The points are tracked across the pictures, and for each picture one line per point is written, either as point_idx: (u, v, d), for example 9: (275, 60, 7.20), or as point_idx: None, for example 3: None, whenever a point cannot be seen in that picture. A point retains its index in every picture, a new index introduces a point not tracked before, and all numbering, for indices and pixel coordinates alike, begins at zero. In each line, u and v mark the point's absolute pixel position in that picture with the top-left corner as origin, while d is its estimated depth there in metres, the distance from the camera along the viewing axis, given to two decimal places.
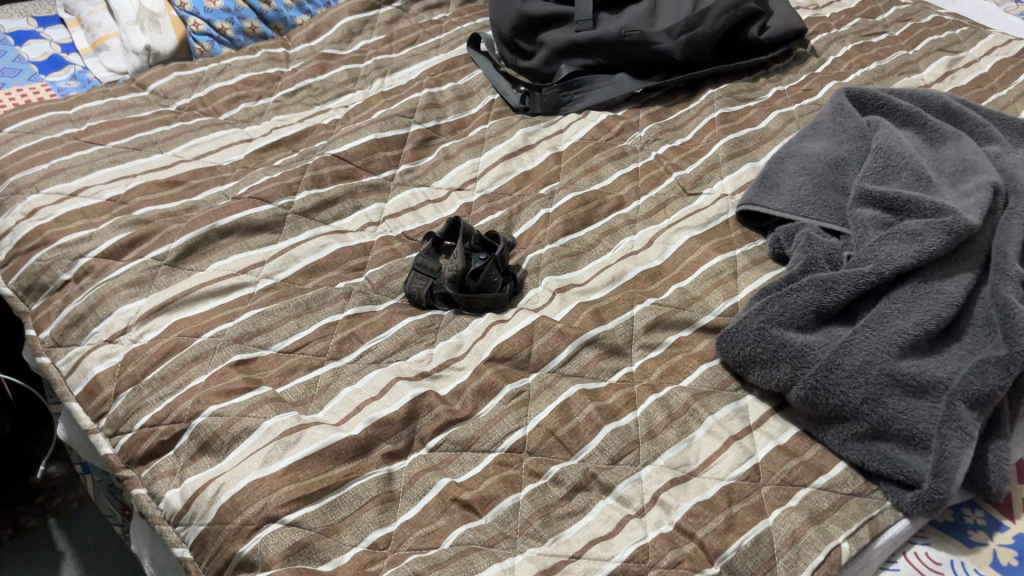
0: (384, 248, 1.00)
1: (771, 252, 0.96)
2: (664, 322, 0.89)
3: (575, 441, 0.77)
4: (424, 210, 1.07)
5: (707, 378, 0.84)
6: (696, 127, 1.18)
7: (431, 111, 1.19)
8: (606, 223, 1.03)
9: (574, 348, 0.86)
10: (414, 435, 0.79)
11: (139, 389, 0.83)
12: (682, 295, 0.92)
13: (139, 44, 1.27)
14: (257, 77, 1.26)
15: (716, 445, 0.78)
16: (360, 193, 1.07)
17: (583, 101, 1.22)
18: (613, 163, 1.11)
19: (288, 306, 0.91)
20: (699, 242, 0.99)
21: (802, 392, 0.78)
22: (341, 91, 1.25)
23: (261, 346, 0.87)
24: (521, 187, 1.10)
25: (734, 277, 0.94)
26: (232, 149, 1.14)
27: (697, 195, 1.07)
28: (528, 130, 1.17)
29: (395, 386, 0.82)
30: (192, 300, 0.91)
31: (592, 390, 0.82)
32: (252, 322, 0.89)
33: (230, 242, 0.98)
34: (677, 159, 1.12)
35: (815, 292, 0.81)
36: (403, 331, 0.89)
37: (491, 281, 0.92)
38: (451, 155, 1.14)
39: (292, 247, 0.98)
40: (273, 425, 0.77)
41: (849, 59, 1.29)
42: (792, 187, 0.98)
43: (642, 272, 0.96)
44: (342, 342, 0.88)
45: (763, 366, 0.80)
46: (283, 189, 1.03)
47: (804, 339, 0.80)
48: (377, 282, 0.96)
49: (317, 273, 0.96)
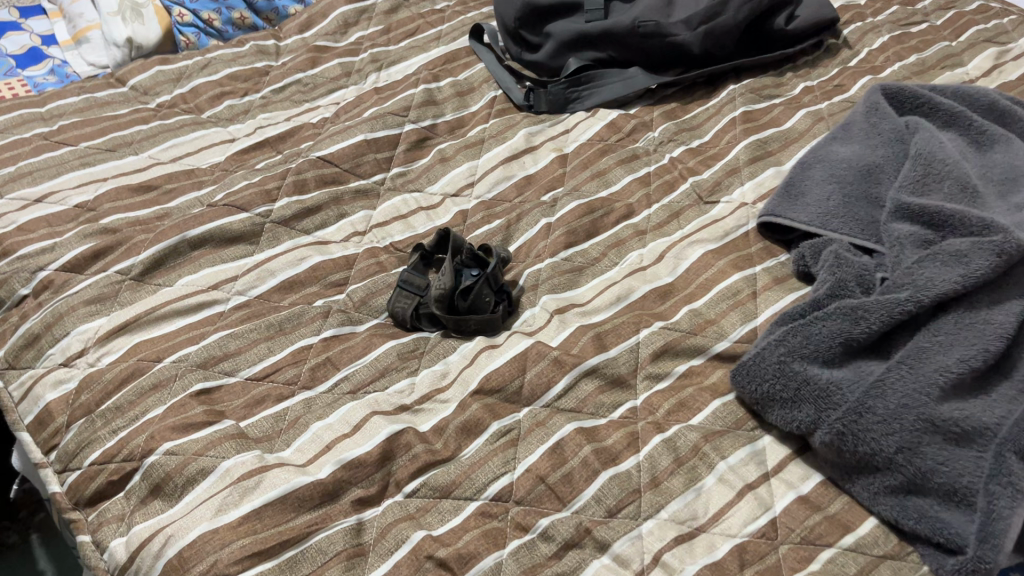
0: (368, 260, 0.92)
1: (795, 269, 0.87)
2: (673, 349, 0.80)
3: (568, 490, 0.68)
4: (416, 217, 0.98)
5: (720, 416, 0.75)
6: (715, 127, 1.08)
7: (427, 109, 1.10)
8: (614, 234, 0.94)
9: (572, 379, 0.77)
10: (388, 479, 0.71)
11: (91, 420, 0.76)
12: (695, 318, 0.83)
13: (120, 37, 1.20)
14: (243, 72, 1.17)
15: (728, 495, 0.69)
16: (346, 200, 0.98)
17: (592, 98, 1.12)
18: (622, 167, 1.02)
19: (259, 328, 0.83)
20: (715, 257, 0.89)
21: (826, 438, 0.68)
22: (333, 87, 1.17)
23: (226, 372, 0.79)
24: (522, 194, 1.01)
25: (753, 298, 0.85)
26: (212, 150, 1.06)
27: (714, 203, 0.97)
28: (531, 130, 1.08)
29: (370, 422, 0.74)
30: (155, 319, 0.84)
31: (590, 429, 0.73)
32: (219, 346, 0.81)
33: (202, 254, 0.90)
34: (694, 163, 1.02)
35: (843, 321, 0.72)
36: (384, 357, 0.81)
37: (482, 301, 0.83)
38: (446, 158, 1.05)
39: (269, 260, 0.90)
40: (232, 466, 0.70)
41: (886, 51, 1.18)
42: (819, 197, 0.88)
43: (651, 290, 0.87)
44: (316, 369, 0.80)
45: (784, 405, 0.71)
46: (262, 196, 0.95)
47: (830, 376, 0.70)
48: (358, 299, 0.88)
49: (294, 289, 0.88)
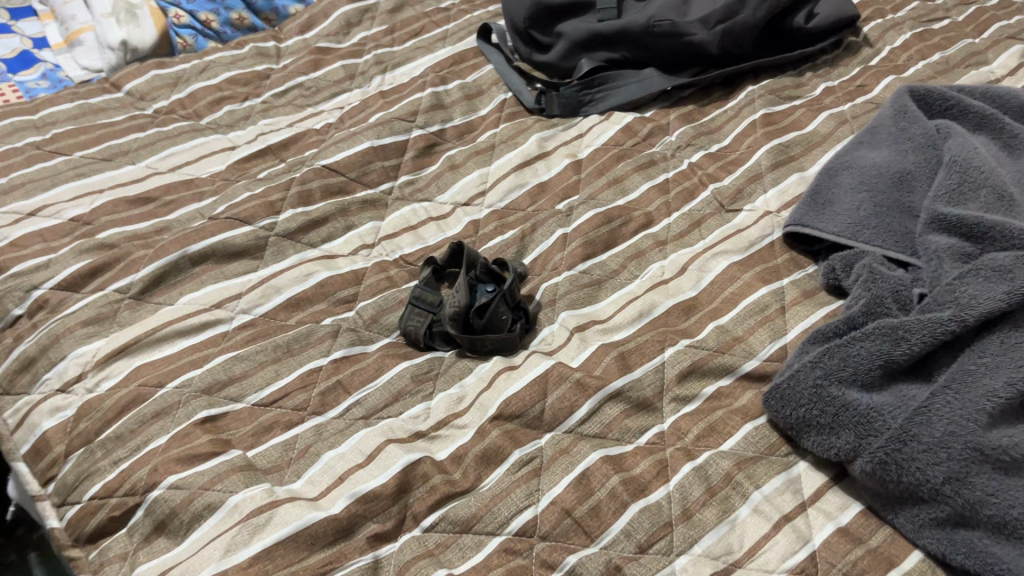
0: (378, 275, 0.88)
1: (824, 282, 0.83)
2: (700, 369, 0.76)
3: (595, 524, 0.65)
4: (426, 228, 0.94)
5: (752, 441, 0.71)
6: (734, 130, 1.04)
7: (436, 114, 1.06)
8: (633, 245, 0.91)
9: (596, 403, 0.73)
10: (405, 512, 0.67)
11: (91, 450, 0.72)
12: (722, 335, 0.79)
13: (114, 40, 1.15)
14: (244, 75, 1.13)
15: (764, 528, 0.65)
16: (353, 211, 0.94)
17: (606, 101, 1.08)
18: (640, 173, 0.98)
19: (265, 349, 0.79)
20: (740, 269, 0.86)
21: (867, 467, 0.64)
22: (336, 90, 1.12)
23: (231, 398, 0.75)
24: (535, 202, 0.97)
25: (782, 314, 0.81)
26: (212, 159, 1.02)
27: (737, 211, 0.93)
28: (544, 135, 1.04)
29: (384, 451, 0.70)
30: (156, 341, 0.80)
31: (617, 457, 0.70)
32: (224, 369, 0.77)
33: (204, 271, 0.86)
34: (714, 168, 0.99)
35: (882, 342, 0.68)
36: (397, 379, 0.77)
37: (499, 319, 0.80)
38: (456, 165, 1.01)
39: (274, 277, 0.86)
40: (240, 501, 0.66)
41: (908, 49, 1.14)
42: (849, 206, 0.84)
43: (675, 305, 0.83)
44: (327, 394, 0.76)
45: (820, 431, 0.67)
46: (266, 208, 0.91)
47: (870, 401, 0.66)
48: (368, 317, 0.84)
49: (301, 307, 0.84)
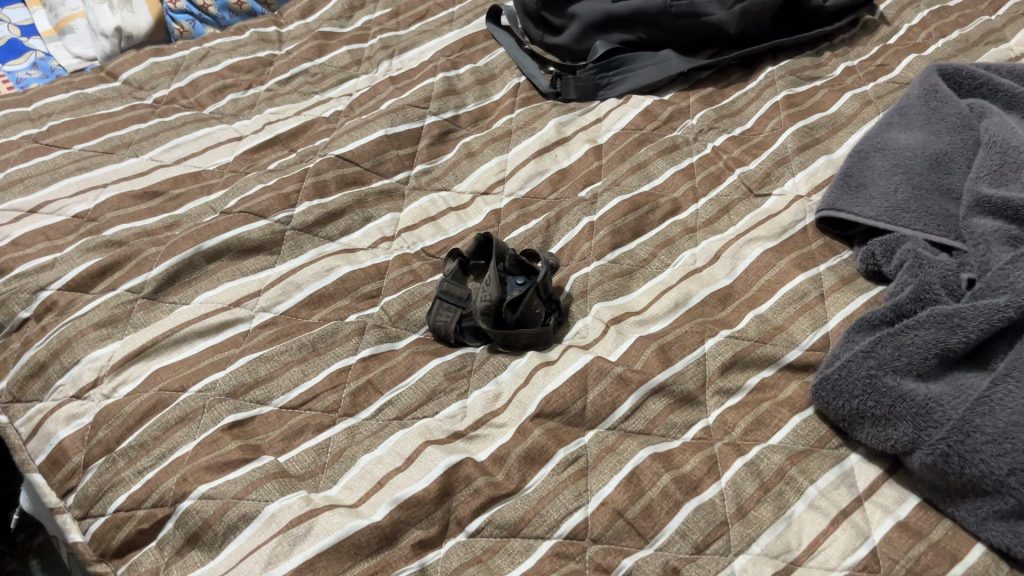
0: (401, 269, 0.85)
1: (862, 268, 0.81)
2: (742, 360, 0.74)
3: (649, 525, 0.63)
4: (446, 219, 0.91)
5: (802, 434, 0.69)
6: (757, 112, 1.01)
7: (449, 100, 1.03)
8: (661, 232, 0.88)
9: (640, 398, 0.71)
10: (448, 517, 0.64)
11: (112, 460, 0.69)
12: (762, 325, 0.77)
13: (108, 27, 1.11)
14: (246, 62, 1.09)
15: (821, 524, 0.63)
16: (370, 202, 0.91)
17: (624, 84, 1.05)
18: (663, 158, 0.96)
19: (290, 349, 0.76)
20: (775, 256, 0.83)
21: (928, 459, 0.62)
22: (343, 76, 1.09)
23: (258, 401, 0.72)
24: (557, 190, 0.94)
25: (822, 301, 0.79)
26: (219, 149, 0.98)
27: (766, 196, 0.91)
28: (562, 119, 1.01)
29: (424, 454, 0.67)
30: (174, 343, 0.76)
31: (665, 454, 0.68)
32: (248, 371, 0.74)
33: (219, 268, 0.83)
34: (739, 152, 0.96)
35: (937, 330, 0.66)
36: (430, 378, 0.74)
37: (531, 314, 0.77)
38: (473, 152, 0.98)
39: (293, 272, 0.83)
40: (277, 510, 0.63)
41: (927, 27, 1.12)
42: (885, 189, 0.82)
43: (711, 294, 0.81)
44: (357, 394, 0.73)
45: (875, 423, 0.65)
46: (281, 201, 0.88)
47: (927, 391, 0.64)
48: (394, 313, 0.81)
49: (323, 303, 0.81)
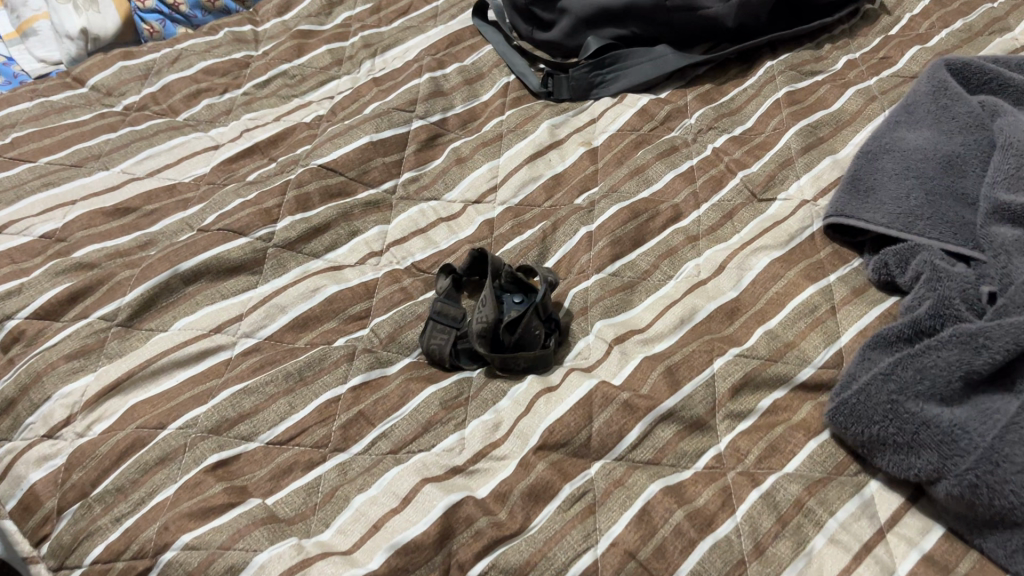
0: (391, 287, 0.80)
1: (874, 278, 0.77)
2: (753, 381, 0.71)
3: (663, 566, 0.59)
4: (436, 230, 0.87)
5: (818, 461, 0.66)
6: (757, 109, 0.97)
7: (436, 102, 0.99)
8: (663, 241, 0.84)
9: (648, 426, 0.67)
10: (449, 561, 0.59)
11: (88, 506, 0.64)
12: (772, 341, 0.73)
13: (73, 28, 1.05)
14: (221, 64, 1.03)
15: (843, 560, 0.60)
16: (356, 214, 0.87)
17: (619, 82, 1.01)
18: (662, 161, 0.92)
19: (275, 379, 0.71)
20: (783, 266, 0.80)
21: (954, 490, 0.59)
22: (324, 78, 1.03)
23: (243, 437, 0.68)
24: (552, 197, 0.90)
25: (834, 315, 0.75)
26: (194, 160, 0.92)
27: (770, 201, 0.87)
28: (555, 122, 0.97)
29: (422, 493, 0.63)
30: (151, 375, 0.72)
31: (676, 487, 0.64)
32: (232, 404, 0.69)
33: (198, 290, 0.78)
34: (740, 154, 0.92)
35: (961, 350, 0.63)
36: (425, 407, 0.70)
37: (531, 335, 0.73)
38: (463, 158, 0.93)
39: (277, 294, 0.78)
40: (267, 561, 0.59)
41: (929, 16, 1.08)
42: (896, 194, 0.79)
43: (717, 309, 0.77)
44: (348, 427, 0.69)
45: (897, 451, 0.62)
46: (261, 217, 0.83)
47: (952, 416, 0.61)
48: (385, 335, 0.76)
49: (309, 326, 0.77)
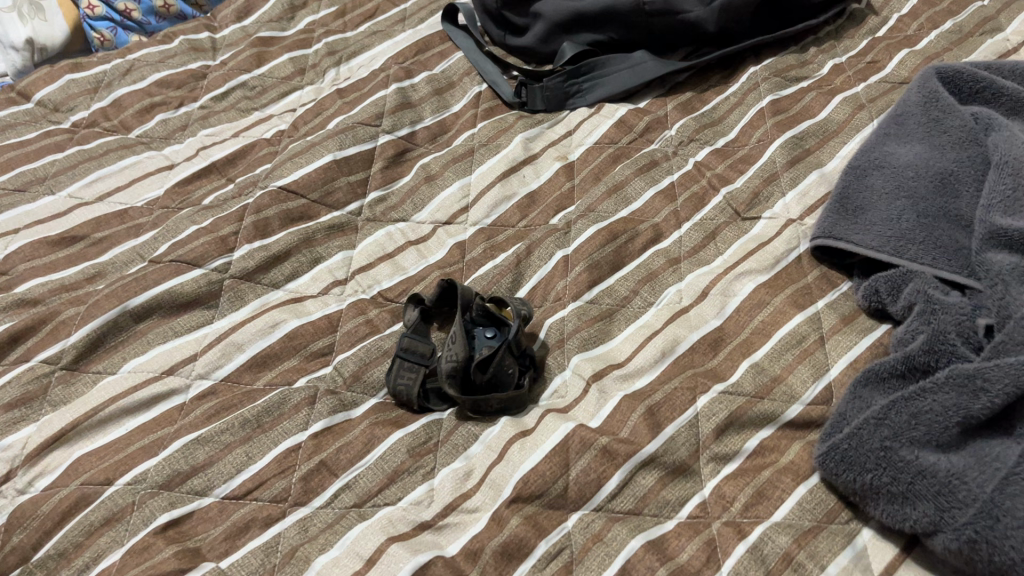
0: (356, 320, 0.76)
1: (865, 305, 0.74)
2: (739, 420, 0.67)
3: None
4: (405, 255, 0.82)
5: (808, 508, 0.62)
6: (740, 119, 0.93)
7: (404, 115, 0.94)
8: (642, 265, 0.80)
9: (627, 474, 0.63)
10: None
11: (28, 573, 0.60)
12: (758, 376, 0.70)
13: (18, 39, 0.99)
14: (176, 76, 0.98)
15: None
16: (319, 239, 0.82)
17: (595, 92, 0.97)
18: (642, 177, 0.87)
19: (232, 427, 0.67)
20: (769, 292, 0.76)
21: (952, 544, 0.55)
22: (286, 88, 0.98)
23: (196, 492, 0.64)
24: (526, 216, 0.86)
25: (822, 345, 0.72)
26: (147, 181, 0.87)
27: (755, 220, 0.83)
28: (528, 135, 0.93)
29: (387, 554, 0.58)
30: (98, 424, 0.67)
31: (658, 541, 0.60)
32: (185, 456, 0.65)
33: (149, 327, 0.73)
34: (723, 168, 0.88)
35: (958, 394, 0.59)
36: (392, 455, 0.66)
37: (505, 374, 0.69)
38: (433, 176, 0.89)
39: (234, 330, 0.74)
40: None
41: (918, 17, 1.04)
42: (887, 215, 0.75)
43: (700, 340, 0.73)
44: (309, 478, 0.65)
45: (892, 501, 0.58)
46: (217, 246, 0.78)
47: (949, 465, 0.57)
48: (349, 374, 0.72)
49: (268, 365, 0.72)
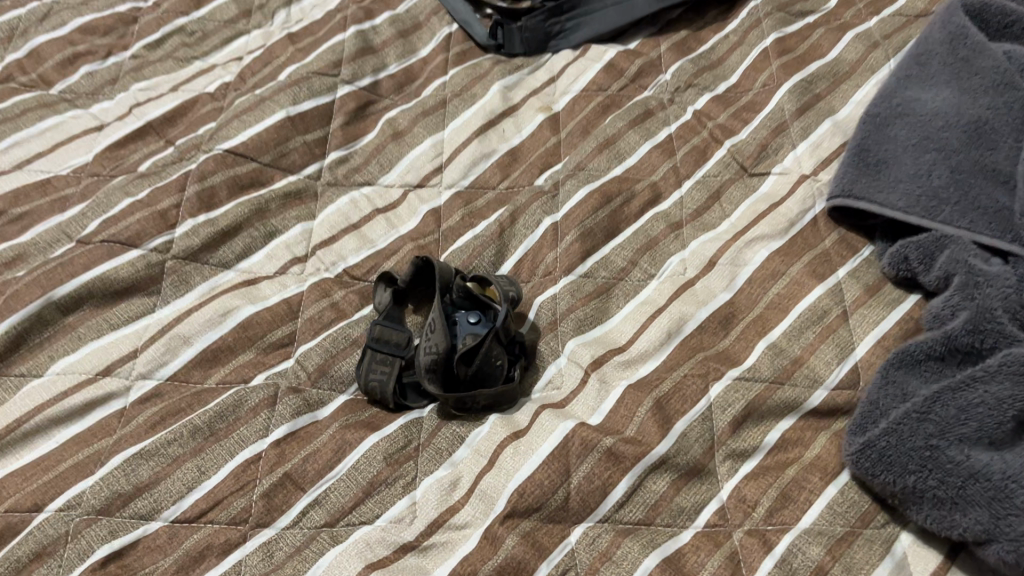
0: (320, 304, 0.67)
1: (892, 273, 0.66)
2: (758, 411, 0.59)
3: None
4: (372, 225, 0.73)
5: (840, 512, 0.55)
6: (742, 61, 0.84)
7: (366, 62, 0.83)
8: (641, 231, 0.72)
9: (636, 479, 0.56)
10: None
11: None
12: (777, 359, 0.62)
13: None
14: (101, 20, 0.86)
15: None
16: (273, 210, 0.72)
17: (580, 31, 0.87)
18: (636, 130, 0.78)
19: (180, 438, 0.58)
20: (784, 261, 0.68)
21: (1009, 556, 0.49)
22: (230, 34, 0.87)
23: (140, 516, 0.55)
24: (508, 176, 0.77)
25: (846, 321, 0.64)
26: (73, 146, 0.76)
27: (763, 176, 0.74)
28: (507, 83, 0.83)
29: None
30: (23, 438, 0.58)
31: (675, 557, 0.53)
32: (126, 475, 0.56)
33: (80, 321, 0.64)
34: (726, 118, 0.79)
35: (1013, 385, 0.52)
36: (367, 464, 0.58)
37: (491, 366, 0.60)
38: (401, 132, 0.79)
39: (179, 320, 0.64)
40: None
41: None
42: (914, 172, 0.67)
43: (710, 317, 0.65)
44: (272, 495, 0.56)
45: (938, 506, 0.51)
46: (156, 222, 0.68)
47: (1004, 466, 0.50)
48: (314, 368, 0.63)
49: (221, 360, 0.63)
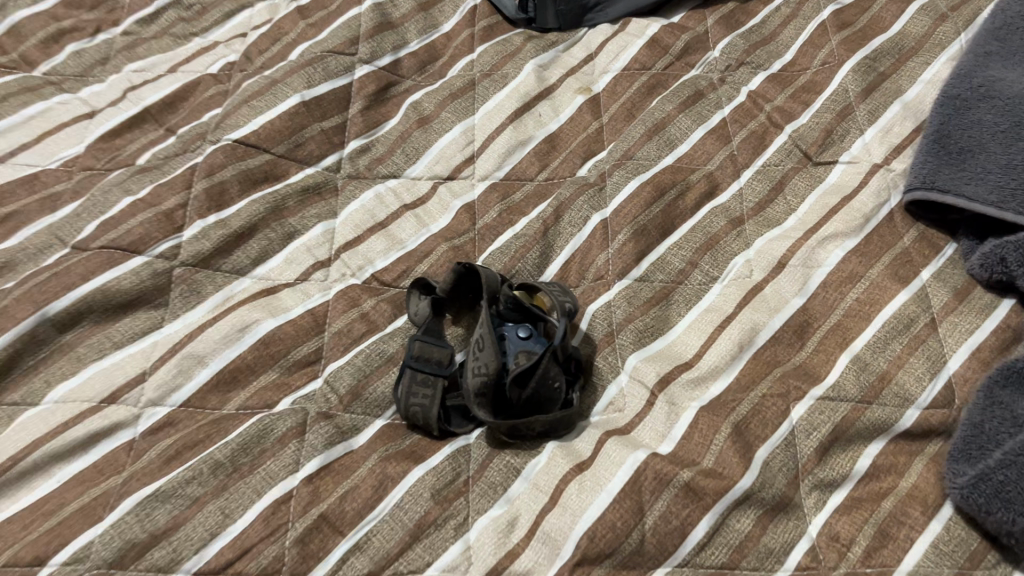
0: (349, 316, 0.60)
1: (981, 277, 0.59)
2: (846, 435, 0.53)
3: None
4: (401, 223, 0.66)
5: (948, 553, 0.49)
6: (796, 36, 0.77)
7: (385, 38, 0.75)
8: (699, 228, 0.65)
9: (718, 518, 0.49)
10: None
11: None
12: (864, 375, 0.55)
13: None
14: None
15: None
16: (291, 208, 0.65)
17: (618, 4, 0.80)
18: (686, 113, 0.71)
19: (200, 476, 0.51)
20: (862, 262, 0.61)
21: None
22: (232, 7, 0.79)
23: (157, 570, 0.47)
24: (547, 166, 0.69)
25: (936, 330, 0.57)
26: (62, 135, 0.68)
27: (829, 165, 0.67)
28: (541, 62, 0.76)
29: None
30: (18, 479, 0.50)
31: None
32: (140, 521, 0.48)
33: (79, 340, 0.56)
34: (783, 100, 0.72)
35: None
36: (413, 502, 0.51)
37: (549, 389, 0.54)
38: (427, 118, 0.71)
39: (192, 337, 0.57)
40: None
41: None
42: (1006, 162, 0.60)
43: (784, 327, 0.58)
44: (307, 540, 0.49)
45: None
46: (162, 224, 0.61)
47: None
48: (345, 391, 0.57)
49: (240, 382, 0.56)
